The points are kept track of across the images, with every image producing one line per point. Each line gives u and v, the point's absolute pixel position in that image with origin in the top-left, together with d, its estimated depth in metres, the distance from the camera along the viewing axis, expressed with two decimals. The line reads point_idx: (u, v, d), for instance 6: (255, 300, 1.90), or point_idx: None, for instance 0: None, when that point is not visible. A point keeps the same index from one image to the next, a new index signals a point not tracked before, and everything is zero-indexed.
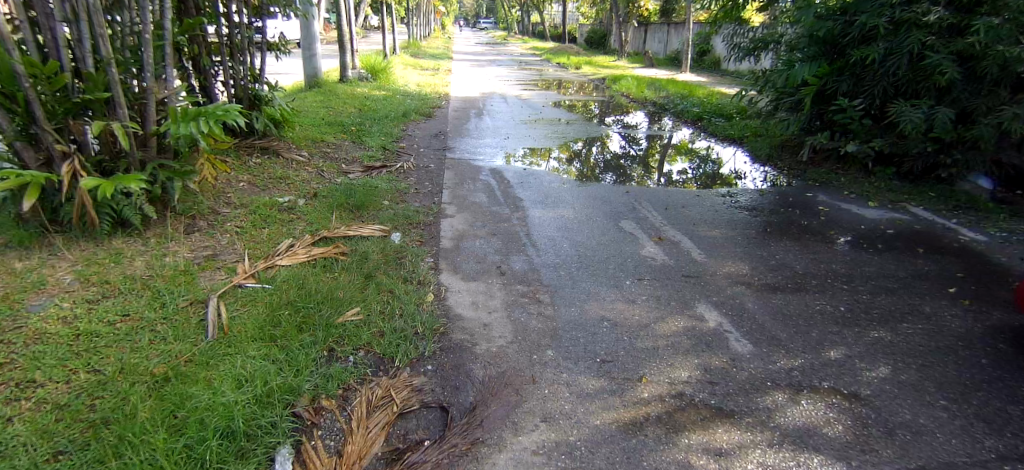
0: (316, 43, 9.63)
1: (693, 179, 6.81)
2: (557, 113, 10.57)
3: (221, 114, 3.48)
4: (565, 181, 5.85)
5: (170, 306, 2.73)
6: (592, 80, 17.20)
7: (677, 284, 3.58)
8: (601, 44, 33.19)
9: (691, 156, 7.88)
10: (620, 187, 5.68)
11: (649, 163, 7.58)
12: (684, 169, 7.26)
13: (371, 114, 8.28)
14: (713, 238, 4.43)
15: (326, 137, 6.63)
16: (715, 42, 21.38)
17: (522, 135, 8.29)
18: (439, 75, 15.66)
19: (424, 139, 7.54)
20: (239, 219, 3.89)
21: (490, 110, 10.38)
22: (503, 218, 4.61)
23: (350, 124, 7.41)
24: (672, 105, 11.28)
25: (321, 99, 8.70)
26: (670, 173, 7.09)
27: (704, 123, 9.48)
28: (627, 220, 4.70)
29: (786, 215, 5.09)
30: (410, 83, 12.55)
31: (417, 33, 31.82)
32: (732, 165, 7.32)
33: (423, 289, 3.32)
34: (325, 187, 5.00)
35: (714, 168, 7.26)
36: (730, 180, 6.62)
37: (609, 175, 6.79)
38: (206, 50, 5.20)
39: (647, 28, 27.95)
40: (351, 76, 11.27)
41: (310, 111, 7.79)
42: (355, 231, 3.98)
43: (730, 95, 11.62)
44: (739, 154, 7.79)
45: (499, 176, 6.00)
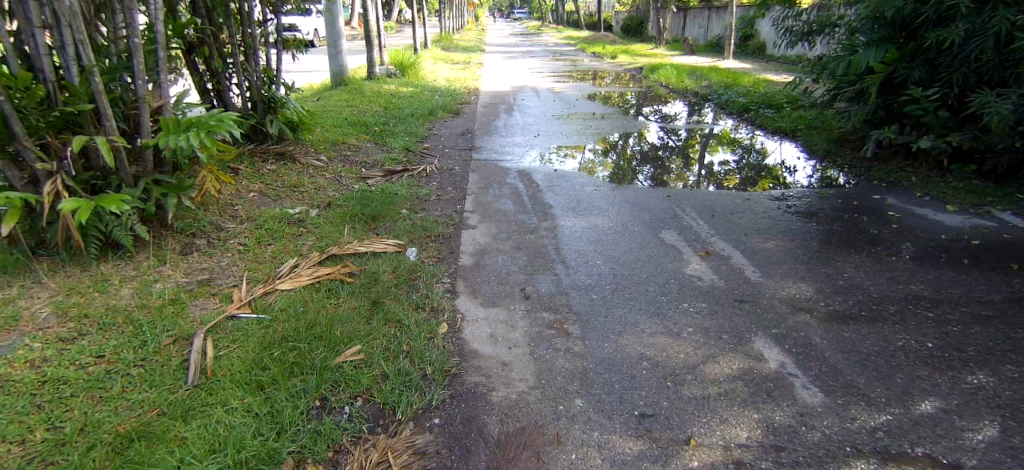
0: (342, 38, 9.39)
1: (739, 172, 6.26)
2: (591, 107, 10.04)
3: (214, 124, 3.16)
4: (599, 183, 5.38)
5: (150, 345, 2.45)
6: (629, 69, 16.52)
7: (728, 311, 3.10)
8: (638, 31, 32.18)
9: (733, 146, 7.39)
10: (660, 191, 5.17)
11: (689, 154, 7.06)
12: (726, 160, 6.76)
13: (395, 113, 7.97)
14: (767, 252, 3.91)
15: (347, 139, 6.34)
16: (761, 25, 20.29)
17: (554, 131, 7.84)
18: (470, 68, 15.28)
19: (450, 138, 7.17)
20: (243, 235, 3.61)
21: (521, 105, 9.94)
22: (530, 229, 4.20)
23: (373, 125, 7.12)
24: (715, 95, 10.55)
25: (345, 98, 8.45)
26: (713, 164, 6.60)
27: (750, 115, 8.79)
28: (669, 230, 4.21)
29: (851, 223, 4.49)
30: (440, 78, 12.20)
31: (450, 26, 31.54)
32: (779, 154, 6.87)
33: (435, 318, 2.95)
34: (340, 195, 4.69)
35: (759, 158, 6.77)
36: (780, 176, 6.05)
37: (647, 170, 6.28)
38: (218, 52, 4.94)
39: (687, 14, 26.87)
40: (378, 72, 11.01)
41: (334, 111, 7.53)
42: (366, 247, 3.64)
43: (779, 84, 10.83)
44: (787, 145, 7.21)
45: (527, 178, 5.58)
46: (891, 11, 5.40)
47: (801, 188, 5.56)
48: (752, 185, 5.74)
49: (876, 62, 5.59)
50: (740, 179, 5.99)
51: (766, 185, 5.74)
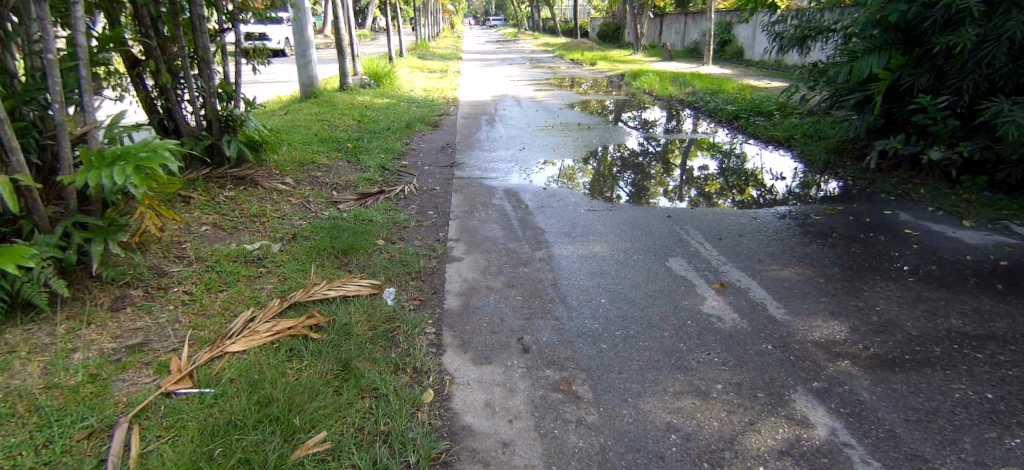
0: (311, 48, 8.88)
1: (720, 177, 6.22)
2: (575, 116, 9.66)
3: (144, 156, 2.56)
4: (592, 203, 4.96)
5: (56, 442, 1.93)
6: (610, 76, 16.27)
7: (759, 360, 2.68)
8: (615, 37, 32.15)
9: (712, 151, 7.35)
10: (660, 211, 4.77)
11: (669, 160, 6.97)
12: (705, 164, 6.76)
13: (369, 127, 7.46)
14: (787, 282, 3.52)
15: (317, 158, 5.84)
16: (738, 30, 20.32)
17: (539, 143, 7.44)
18: (447, 77, 14.84)
19: (430, 154, 6.69)
20: (190, 282, 3.09)
21: (503, 115, 9.52)
22: (523, 260, 3.75)
23: (345, 140, 6.61)
24: (702, 102, 10.25)
25: (315, 112, 7.91)
26: (692, 169, 6.57)
27: (741, 123, 8.49)
28: (676, 258, 3.79)
29: (869, 244, 4.14)
30: (417, 87, 11.73)
31: (425, 33, 31.13)
32: (756, 159, 6.91)
33: (418, 383, 2.47)
34: (308, 225, 4.17)
35: (738, 162, 6.79)
36: (760, 179, 6.03)
37: (641, 185, 5.89)
38: (165, 67, 4.40)
39: (663, 20, 26.90)
40: (352, 83, 10.48)
41: (303, 126, 7.01)
42: (336, 291, 3.14)
43: (766, 90, 10.61)
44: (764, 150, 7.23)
45: (515, 198, 5.13)
46: (894, 15, 5.11)
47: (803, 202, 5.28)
48: (755, 200, 5.39)
49: (879, 69, 5.31)
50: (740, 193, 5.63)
51: (769, 199, 5.39)
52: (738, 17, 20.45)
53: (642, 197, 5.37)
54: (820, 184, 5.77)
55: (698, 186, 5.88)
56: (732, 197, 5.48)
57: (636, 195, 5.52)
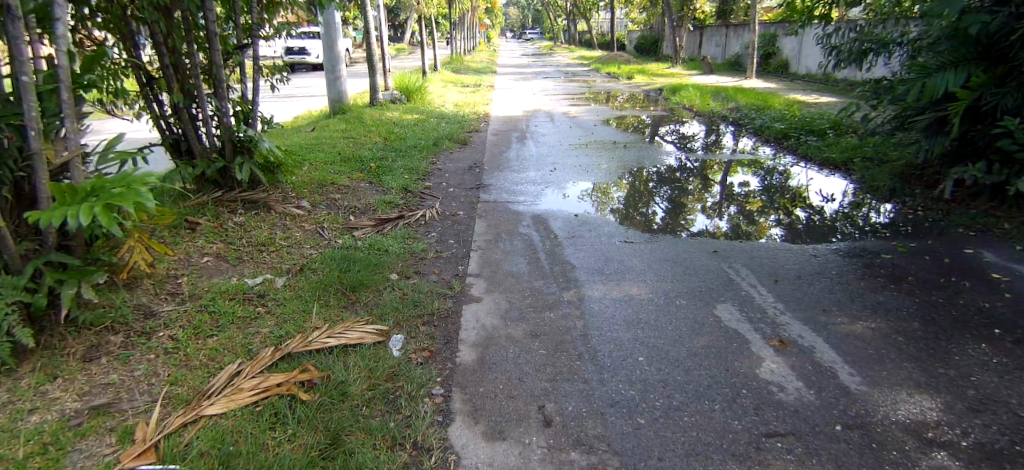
0: (341, 64, 8.73)
1: (762, 195, 6.00)
2: (611, 133, 9.21)
3: (115, 193, 2.25)
4: (629, 234, 4.51)
5: None
6: (648, 90, 15.76)
7: (832, 448, 2.19)
8: (653, 50, 31.59)
9: (754, 167, 7.11)
10: (705, 245, 4.28)
11: (708, 176, 6.76)
12: (745, 180, 6.57)
13: (396, 144, 7.19)
14: (857, 341, 3.00)
15: (338, 178, 5.57)
16: (784, 43, 19.55)
17: (572, 163, 7.02)
18: (480, 91, 14.60)
19: (456, 174, 6.36)
20: (178, 325, 2.81)
21: (535, 132, 9.15)
22: (549, 303, 3.33)
23: (368, 159, 6.34)
24: (747, 119, 9.65)
25: (342, 128, 7.71)
26: (732, 186, 6.37)
27: (792, 143, 7.87)
28: (725, 305, 3.31)
29: (953, 292, 3.56)
30: (448, 102, 11.50)
31: (461, 47, 31.29)
32: (802, 177, 6.64)
33: (416, 465, 2.08)
34: (318, 256, 3.86)
35: (781, 180, 6.54)
36: (805, 199, 5.78)
37: (683, 211, 5.39)
38: (178, 86, 4.20)
39: (704, 33, 26.24)
40: (382, 98, 10.32)
41: (328, 144, 6.80)
42: (336, 338, 2.80)
43: (817, 106, 9.95)
44: (809, 167, 6.98)
45: (543, 226, 4.72)
46: (976, 26, 4.51)
47: (862, 230, 4.83)
48: (812, 232, 4.84)
49: (956, 87, 4.68)
50: (795, 224, 5.08)
51: (829, 232, 4.83)
52: (784, 29, 19.64)
53: (684, 226, 4.88)
54: (871, 205, 5.46)
55: (738, 203, 5.70)
56: (774, 216, 5.29)
57: (673, 211, 5.39)
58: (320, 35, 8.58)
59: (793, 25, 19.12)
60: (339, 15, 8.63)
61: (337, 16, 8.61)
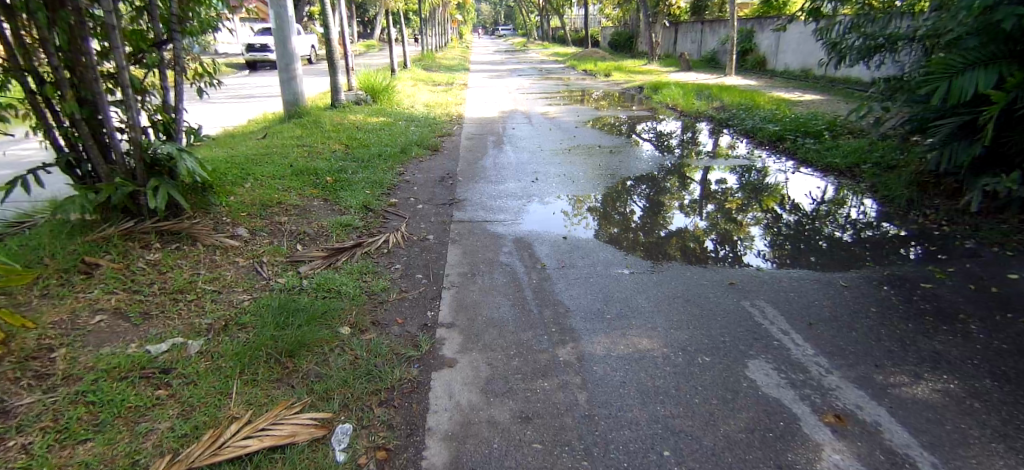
0: (297, 62, 7.88)
1: (739, 193, 5.88)
2: (593, 136, 8.57)
3: None
4: (627, 262, 3.86)
5: None
6: (626, 88, 15.21)
7: None
8: (626, 46, 31.23)
9: (733, 163, 7.01)
10: (716, 275, 3.66)
11: (687, 173, 6.62)
12: (723, 176, 6.47)
13: (357, 153, 6.40)
14: (929, 413, 2.38)
15: (286, 196, 4.79)
16: (760, 40, 19.30)
17: (555, 171, 6.34)
18: (452, 90, 13.85)
19: (425, 187, 5.62)
20: (38, 431, 2.06)
21: (512, 135, 8.44)
22: (542, 365, 2.64)
23: (324, 171, 5.54)
24: (736, 119, 9.11)
25: (296, 135, 6.87)
26: (709, 183, 6.24)
27: (788, 146, 7.33)
28: (758, 363, 2.68)
29: (1017, 335, 3.00)
30: (418, 103, 10.72)
31: (431, 44, 30.43)
32: (779, 175, 6.52)
33: None
34: (250, 306, 3.11)
35: (758, 176, 6.44)
36: (782, 196, 5.73)
37: (684, 228, 4.77)
38: (72, 93, 3.37)
39: (678, 29, 25.93)
40: (345, 100, 9.49)
41: (278, 154, 5.97)
42: (258, 439, 2.06)
43: (806, 107, 9.50)
44: (784, 163, 6.93)
45: (527, 252, 4.03)
46: (1010, 21, 4.01)
47: (852, 232, 4.72)
48: (830, 252, 4.27)
49: (988, 89, 4.15)
50: (809, 242, 4.51)
51: (847, 252, 4.29)
52: (760, 24, 19.38)
53: (688, 247, 4.25)
54: (853, 203, 5.44)
55: (717, 201, 5.60)
56: (752, 214, 5.21)
57: (652, 209, 5.26)
58: (272, 31, 7.71)
59: (769, 21, 18.88)
60: (292, 8, 7.77)
61: (290, 9, 7.75)
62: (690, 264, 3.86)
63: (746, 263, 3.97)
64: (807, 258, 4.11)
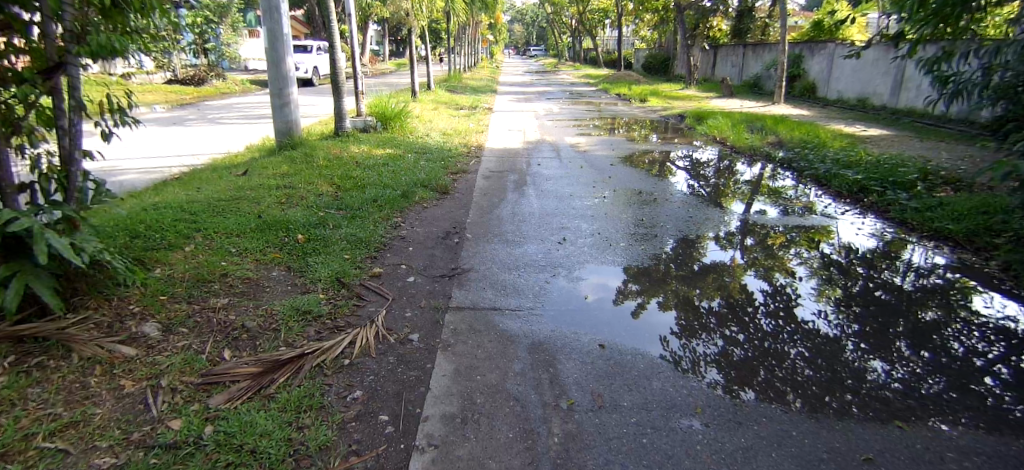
0: (292, 86, 6.91)
1: (780, 228, 5.45)
2: (632, 177, 7.30)
3: None
4: (685, 366, 2.92)
5: None
6: (664, 116, 13.98)
7: None
8: (661, 69, 29.97)
9: (774, 197, 6.55)
10: (790, 373, 2.90)
11: (722, 202, 6.31)
12: (762, 208, 6.08)
13: (347, 197, 5.29)
14: None
15: (235, 266, 3.66)
16: (810, 65, 17.83)
17: (589, 227, 5.10)
18: (475, 115, 12.82)
19: (423, 248, 4.46)
20: None
21: (535, 174, 7.24)
22: None
23: (296, 225, 4.40)
24: (802, 161, 7.71)
25: (281, 173, 5.83)
26: (748, 214, 5.89)
27: (877, 200, 5.94)
28: None
29: None
30: (434, 130, 9.68)
31: (459, 63, 29.82)
32: (827, 210, 5.99)
33: None
34: None
35: (803, 211, 5.99)
36: (830, 233, 5.28)
37: (732, 283, 4.11)
38: None
39: (717, 52, 24.60)
40: (350, 127, 8.50)
41: (248, 200, 4.88)
42: None
43: (883, 149, 8.07)
44: (824, 196, 6.49)
45: (549, 367, 2.82)
46: None
47: (911, 278, 4.26)
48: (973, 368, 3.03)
49: None
50: (887, 307, 3.78)
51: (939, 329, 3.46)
52: (810, 49, 17.89)
53: (747, 318, 3.51)
54: (915, 245, 4.93)
55: (757, 235, 5.20)
56: (796, 250, 4.85)
57: (684, 241, 4.94)
58: (264, 50, 6.78)
59: (820, 45, 17.39)
60: (288, 25, 6.82)
61: (286, 26, 6.83)
62: (783, 383, 2.79)
63: (798, 317, 3.59)
64: (872, 315, 3.62)
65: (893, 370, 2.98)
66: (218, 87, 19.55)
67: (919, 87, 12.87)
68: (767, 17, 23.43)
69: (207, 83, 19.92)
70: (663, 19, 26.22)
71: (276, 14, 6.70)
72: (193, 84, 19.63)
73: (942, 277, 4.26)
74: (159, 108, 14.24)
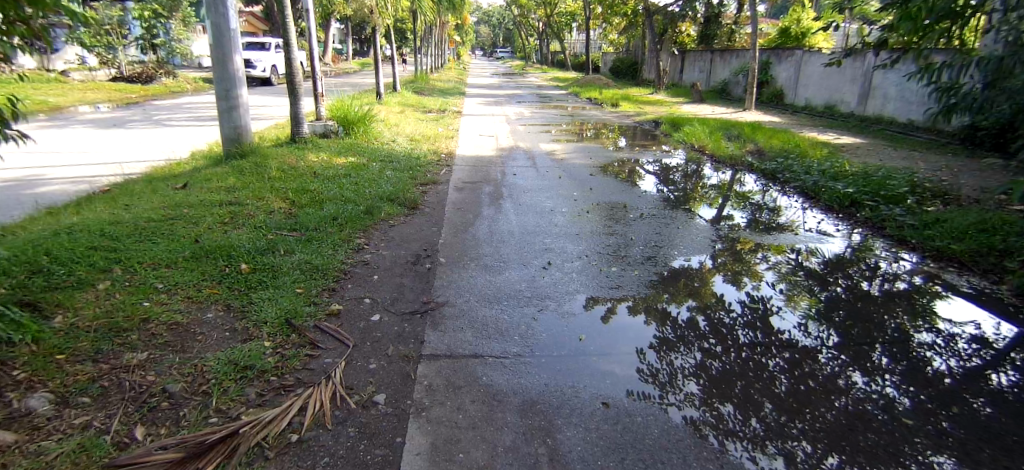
0: (241, 88, 6.23)
1: (748, 229, 5.49)
2: (614, 188, 6.89)
3: None
4: (663, 379, 2.84)
5: None
6: (638, 121, 13.71)
7: None
8: (630, 73, 29.93)
9: (743, 201, 6.56)
10: (767, 384, 2.81)
11: (689, 204, 6.32)
12: (730, 211, 6.12)
13: (302, 215, 4.67)
14: None
15: (159, 308, 3.03)
16: (778, 71, 17.93)
17: (574, 249, 4.64)
18: (443, 119, 12.25)
19: (390, 277, 3.90)
20: None
21: (512, 185, 6.76)
22: None
23: (240, 251, 3.78)
24: (787, 172, 7.44)
25: (227, 186, 5.16)
26: (717, 217, 5.88)
27: (870, 215, 5.66)
28: None
29: None
30: (401, 136, 9.09)
31: (426, 65, 29.13)
32: (793, 215, 6.09)
33: None
34: None
35: (770, 215, 6.04)
36: (791, 237, 5.28)
37: (702, 287, 4.06)
38: None
39: (685, 57, 24.64)
40: (309, 132, 7.83)
41: (185, 220, 4.23)
42: None
43: (865, 160, 7.90)
44: (791, 202, 6.57)
45: (546, 437, 2.33)
46: None
47: (878, 283, 4.25)
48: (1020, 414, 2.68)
49: None
50: (854, 309, 3.78)
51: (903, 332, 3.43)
52: (777, 55, 17.97)
53: (726, 331, 3.38)
54: (879, 250, 4.99)
55: (729, 240, 5.13)
56: (763, 254, 4.80)
57: (653, 241, 4.96)
58: (208, 47, 6.07)
59: (787, 52, 17.48)
60: (236, 19, 6.13)
61: (233, 20, 6.14)
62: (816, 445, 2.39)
63: (774, 327, 3.47)
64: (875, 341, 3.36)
65: (874, 382, 2.85)
66: (168, 85, 18.39)
67: (885, 95, 12.95)
68: (733, 23, 23.54)
69: (156, 80, 18.74)
70: (632, 23, 26.13)
71: (221, 7, 6.00)
72: (139, 82, 18.40)
73: (907, 282, 4.28)
74: (101, 109, 13.15)
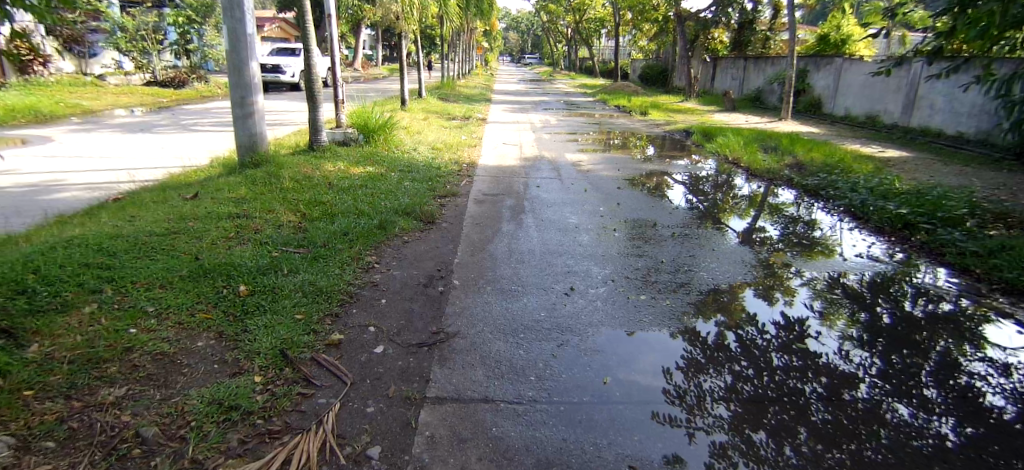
0: (257, 95, 6.08)
1: (781, 244, 5.16)
2: (642, 203, 6.51)
3: None
4: (690, 402, 2.64)
5: None
6: (667, 130, 13.27)
7: None
8: (659, 81, 29.35)
9: (777, 214, 6.16)
10: (804, 410, 2.55)
11: (718, 216, 5.99)
12: (761, 224, 5.77)
13: (311, 230, 4.44)
14: None
15: (145, 336, 2.79)
16: (816, 79, 17.23)
17: (599, 272, 4.29)
18: (467, 126, 12.02)
19: (399, 301, 3.61)
20: None
21: (535, 198, 6.45)
22: None
23: (240, 271, 3.55)
24: (831, 189, 6.95)
25: (238, 198, 4.97)
26: (747, 231, 5.54)
27: (927, 239, 5.17)
28: None
29: None
30: (423, 144, 8.87)
31: (453, 71, 29.10)
32: (829, 230, 5.72)
33: None
34: None
35: (805, 229, 5.68)
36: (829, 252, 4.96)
37: (731, 303, 3.81)
38: None
39: (717, 64, 24.00)
40: (328, 140, 7.66)
41: (188, 234, 4.04)
42: None
43: (916, 177, 7.34)
44: (828, 217, 6.18)
45: None
46: None
47: (921, 303, 3.85)
48: None
49: None
50: (891, 325, 3.47)
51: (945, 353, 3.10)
52: (816, 62, 17.27)
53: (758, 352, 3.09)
54: (923, 271, 4.62)
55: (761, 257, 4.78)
56: (797, 268, 4.50)
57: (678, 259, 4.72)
58: (225, 54, 5.93)
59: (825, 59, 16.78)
60: (252, 23, 5.97)
61: (250, 25, 5.98)
62: None
63: (811, 350, 3.13)
64: None
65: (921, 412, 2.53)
66: (199, 90, 18.66)
67: (932, 106, 12.23)
68: (769, 29, 22.81)
69: (188, 85, 19.06)
70: (663, 29, 25.60)
71: (238, 11, 5.83)
72: (172, 86, 18.72)
73: (953, 304, 3.88)
74: (132, 114, 13.34)
